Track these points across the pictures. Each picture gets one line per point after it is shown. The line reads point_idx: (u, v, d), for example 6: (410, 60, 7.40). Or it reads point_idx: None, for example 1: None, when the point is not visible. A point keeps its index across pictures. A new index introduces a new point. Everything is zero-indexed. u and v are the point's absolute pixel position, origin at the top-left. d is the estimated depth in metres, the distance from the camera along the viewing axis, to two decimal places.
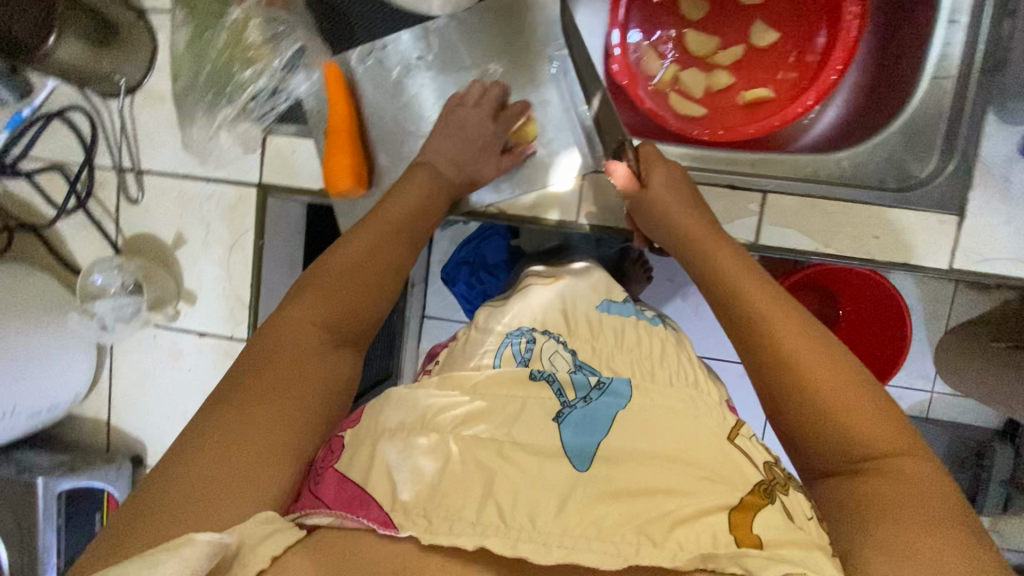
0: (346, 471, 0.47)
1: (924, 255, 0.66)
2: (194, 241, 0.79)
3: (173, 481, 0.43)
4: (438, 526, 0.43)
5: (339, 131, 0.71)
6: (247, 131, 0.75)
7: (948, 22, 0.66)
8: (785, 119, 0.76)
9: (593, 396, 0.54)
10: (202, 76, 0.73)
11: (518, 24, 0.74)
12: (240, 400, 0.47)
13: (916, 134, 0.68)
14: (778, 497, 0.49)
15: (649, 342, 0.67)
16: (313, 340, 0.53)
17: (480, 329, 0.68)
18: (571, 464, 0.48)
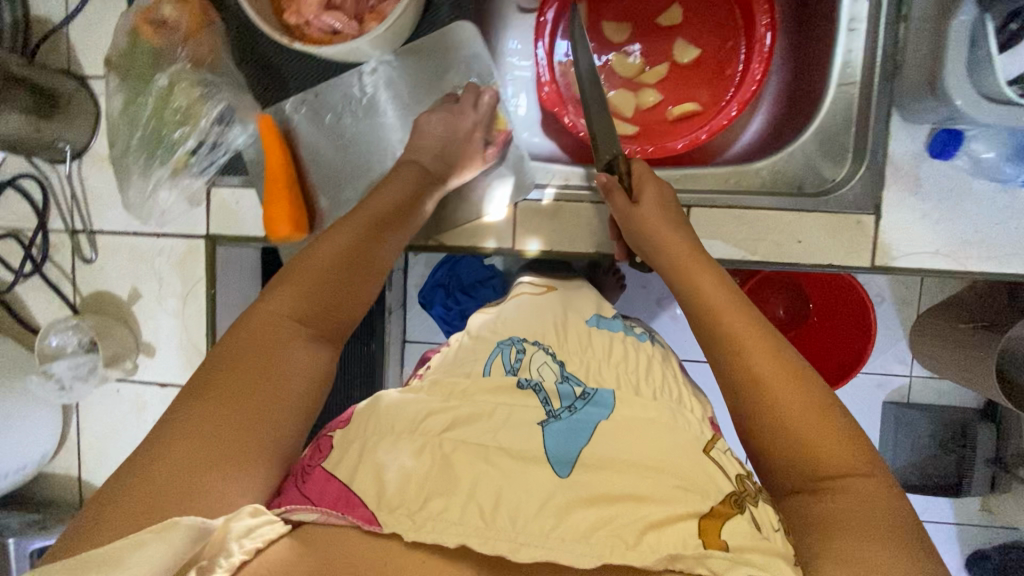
0: (333, 470, 0.50)
1: (846, 255, 0.68)
2: (149, 296, 0.81)
3: (159, 461, 0.43)
4: (421, 522, 0.45)
5: (276, 180, 0.73)
6: (190, 186, 0.77)
7: (847, 30, 0.68)
8: (712, 131, 0.77)
9: (578, 406, 0.56)
10: (134, 139, 0.74)
11: (442, 64, 0.76)
12: (210, 396, 0.47)
13: (830, 140, 0.70)
14: (748, 508, 0.50)
15: (637, 357, 0.66)
16: (287, 332, 0.52)
17: (471, 337, 0.68)
18: (552, 470, 0.49)
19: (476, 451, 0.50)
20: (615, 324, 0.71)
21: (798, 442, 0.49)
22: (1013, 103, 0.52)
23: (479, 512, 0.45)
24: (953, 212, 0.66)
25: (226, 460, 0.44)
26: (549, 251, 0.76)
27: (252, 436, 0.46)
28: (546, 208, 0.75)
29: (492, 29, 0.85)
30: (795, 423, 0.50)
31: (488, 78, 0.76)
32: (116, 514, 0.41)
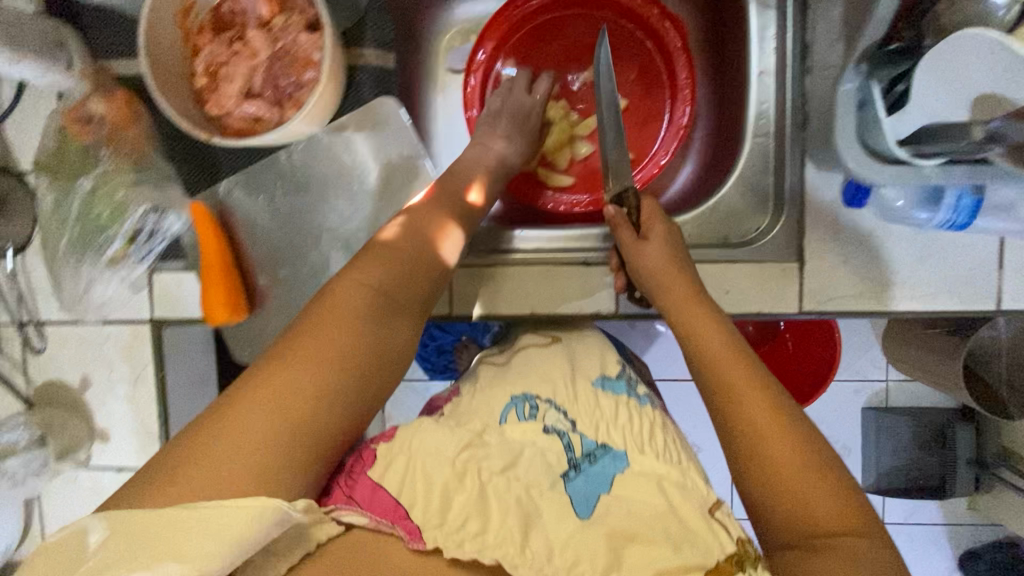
0: (379, 478, 0.55)
1: (775, 303, 0.69)
2: (100, 382, 0.82)
3: (237, 425, 0.46)
4: (450, 541, 0.51)
5: (212, 266, 0.74)
6: (132, 272, 0.78)
7: (759, 82, 0.70)
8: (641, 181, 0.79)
9: (598, 455, 0.62)
10: (74, 232, 0.76)
11: (371, 138, 0.76)
12: (299, 356, 0.51)
13: (754, 187, 0.72)
14: (749, 567, 0.53)
15: (642, 423, 0.66)
16: (360, 310, 0.55)
17: (479, 390, 0.69)
18: (574, 511, 0.56)
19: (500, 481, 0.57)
20: (620, 385, 0.70)
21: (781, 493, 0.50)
22: (907, 163, 0.52)
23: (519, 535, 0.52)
24: (873, 254, 0.67)
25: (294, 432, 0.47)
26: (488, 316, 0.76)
27: (317, 409, 0.49)
28: (481, 272, 0.75)
29: (422, 91, 0.87)
30: (783, 477, 0.51)
31: (415, 147, 0.76)
32: (206, 453, 0.45)
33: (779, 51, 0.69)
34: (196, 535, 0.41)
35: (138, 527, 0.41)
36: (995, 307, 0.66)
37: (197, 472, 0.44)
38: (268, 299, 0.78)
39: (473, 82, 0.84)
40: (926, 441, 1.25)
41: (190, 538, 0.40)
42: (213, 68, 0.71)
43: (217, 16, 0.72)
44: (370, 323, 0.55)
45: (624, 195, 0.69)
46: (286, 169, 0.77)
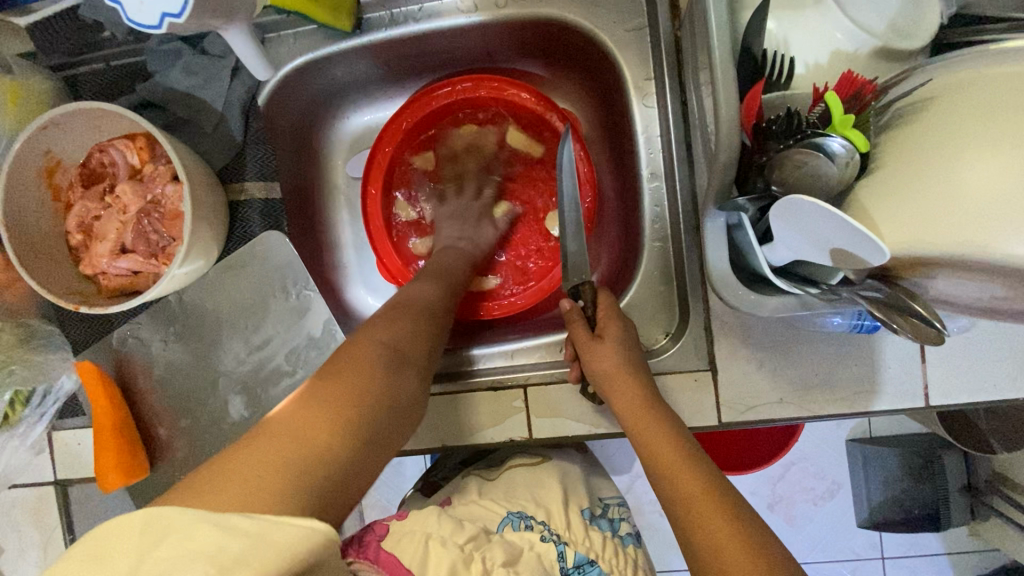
0: (394, 548, 0.59)
1: (691, 416, 0.65)
2: (12, 547, 0.79)
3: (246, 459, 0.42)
4: None
5: (102, 427, 0.70)
6: (30, 437, 0.75)
7: (650, 183, 0.67)
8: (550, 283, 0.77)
9: (587, 569, 0.64)
10: None
11: (260, 271, 0.73)
12: (314, 405, 0.47)
13: (660, 292, 0.68)
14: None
15: (620, 555, 0.68)
16: (372, 361, 0.53)
17: (477, 496, 0.72)
18: None
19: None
20: (606, 521, 0.71)
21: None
22: (788, 293, 0.49)
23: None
24: (790, 358, 0.63)
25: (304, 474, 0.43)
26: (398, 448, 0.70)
27: (333, 460, 0.45)
28: None
29: (322, 206, 0.83)
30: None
31: (307, 280, 0.73)
32: (216, 484, 0.40)
33: (665, 152, 0.66)
34: (232, 554, 0.33)
35: (153, 551, 0.33)
36: (925, 404, 0.62)
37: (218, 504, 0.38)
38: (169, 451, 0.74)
39: (374, 192, 0.80)
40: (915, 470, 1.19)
41: (218, 556, 0.32)
42: (87, 225, 0.68)
43: (87, 169, 0.69)
44: (385, 371, 0.53)
45: (580, 289, 0.66)
46: (176, 313, 0.74)
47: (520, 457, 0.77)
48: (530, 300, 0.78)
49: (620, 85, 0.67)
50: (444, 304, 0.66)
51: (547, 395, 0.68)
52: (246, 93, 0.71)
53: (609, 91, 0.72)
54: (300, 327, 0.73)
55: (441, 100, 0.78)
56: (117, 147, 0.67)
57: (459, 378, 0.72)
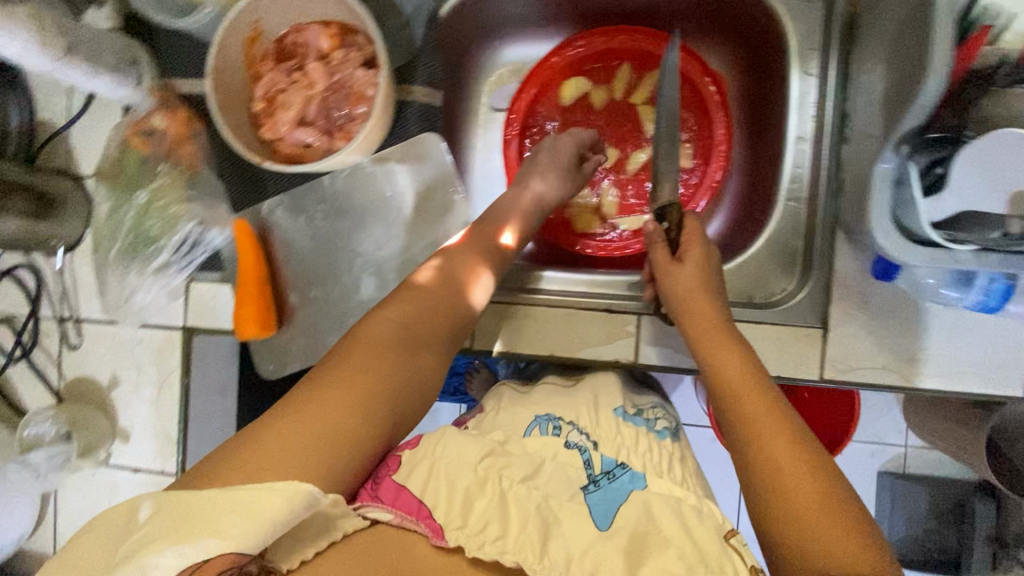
0: (402, 481, 0.59)
1: (795, 367, 0.69)
2: (127, 383, 0.84)
3: (264, 439, 0.50)
4: (474, 543, 0.56)
5: (248, 279, 0.76)
6: (171, 282, 0.82)
7: (796, 142, 0.72)
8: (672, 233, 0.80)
9: (617, 474, 0.65)
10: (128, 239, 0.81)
11: (412, 168, 0.79)
12: (333, 386, 0.55)
13: (782, 249, 0.73)
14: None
15: (660, 454, 0.69)
16: (387, 345, 0.60)
17: (506, 406, 0.74)
18: (594, 524, 0.60)
19: (523, 488, 0.61)
20: (640, 419, 0.73)
21: (772, 509, 0.51)
22: (943, 246, 0.51)
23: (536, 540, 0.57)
24: (899, 329, 0.67)
25: (329, 441, 0.52)
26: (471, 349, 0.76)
27: (342, 431, 0.53)
28: (504, 309, 0.76)
29: (462, 127, 0.89)
30: (794, 500, 0.50)
31: (455, 184, 0.79)
32: (236, 456, 0.50)
33: (817, 119, 0.71)
34: (213, 525, 0.45)
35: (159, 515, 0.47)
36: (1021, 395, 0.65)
37: (245, 476, 0.48)
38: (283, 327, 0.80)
39: (514, 120, 0.85)
40: (944, 511, 1.20)
41: (205, 528, 0.45)
42: (272, 95, 0.74)
43: (281, 46, 0.76)
44: (399, 356, 0.60)
45: (668, 209, 0.71)
46: (330, 193, 0.80)
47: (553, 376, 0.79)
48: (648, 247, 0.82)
49: (783, 49, 0.72)
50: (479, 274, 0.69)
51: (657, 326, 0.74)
52: (433, 3, 0.77)
53: (766, 57, 0.76)
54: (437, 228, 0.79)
55: (590, 46, 0.84)
56: (313, 31, 0.74)
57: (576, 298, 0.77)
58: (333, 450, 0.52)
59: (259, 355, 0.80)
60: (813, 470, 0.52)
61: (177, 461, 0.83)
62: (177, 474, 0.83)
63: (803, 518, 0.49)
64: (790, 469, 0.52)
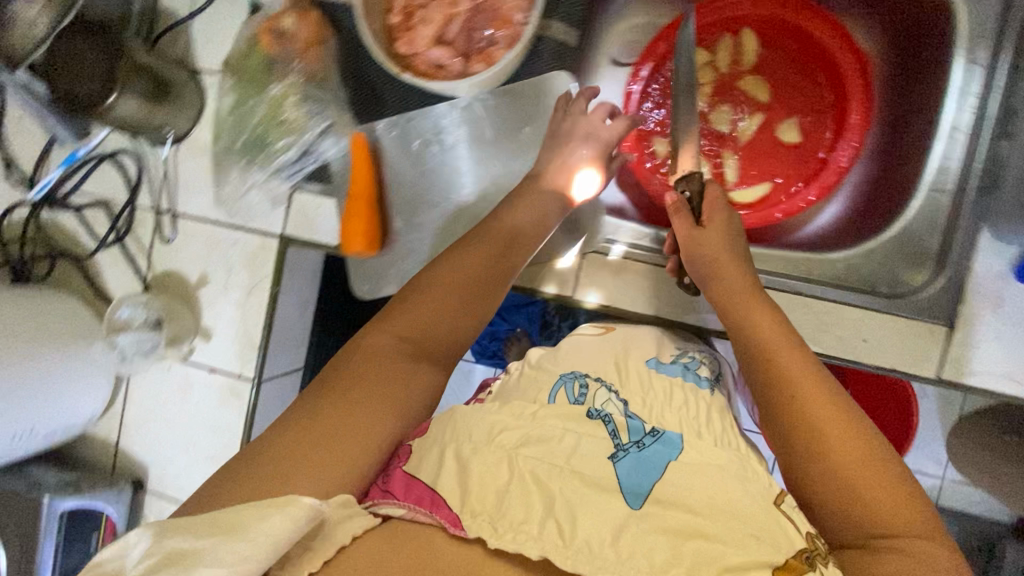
0: (413, 471, 0.49)
1: (913, 362, 0.66)
2: (216, 283, 0.84)
3: (279, 445, 0.48)
4: (503, 531, 0.44)
5: (359, 197, 0.75)
6: (276, 188, 0.80)
7: (949, 136, 0.70)
8: (788, 211, 0.75)
9: (646, 441, 0.52)
10: (241, 140, 0.79)
11: (536, 109, 0.78)
12: (354, 388, 0.53)
13: (909, 241, 0.71)
14: (820, 567, 0.45)
15: (697, 405, 0.62)
16: (393, 351, 0.57)
17: (531, 367, 0.67)
18: (624, 501, 0.46)
19: (546, 466, 0.48)
20: (676, 366, 0.67)
21: (826, 472, 0.52)
22: None
23: (558, 527, 0.44)
24: None
25: (340, 450, 0.49)
26: (562, 297, 0.77)
27: (361, 438, 0.50)
28: (614, 263, 0.76)
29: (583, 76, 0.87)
30: (845, 462, 0.51)
31: None
32: (248, 472, 0.46)
33: (977, 112, 0.69)
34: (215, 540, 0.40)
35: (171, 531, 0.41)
36: None
37: (255, 494, 0.45)
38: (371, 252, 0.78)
39: (635, 84, 0.83)
40: None
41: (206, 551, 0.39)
42: (411, 8, 0.73)
43: None
44: (405, 360, 0.57)
45: (688, 177, 0.68)
46: (449, 122, 0.78)
47: (582, 334, 0.73)
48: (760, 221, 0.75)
49: (948, 38, 0.70)
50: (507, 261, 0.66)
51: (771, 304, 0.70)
52: None
53: (918, 48, 0.74)
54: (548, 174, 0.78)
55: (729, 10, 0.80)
56: None
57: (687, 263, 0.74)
58: (347, 461, 0.49)
59: (356, 274, 0.80)
60: (861, 433, 0.53)
61: (256, 366, 0.83)
62: (253, 381, 0.83)
63: (853, 477, 0.51)
64: (838, 434, 0.53)
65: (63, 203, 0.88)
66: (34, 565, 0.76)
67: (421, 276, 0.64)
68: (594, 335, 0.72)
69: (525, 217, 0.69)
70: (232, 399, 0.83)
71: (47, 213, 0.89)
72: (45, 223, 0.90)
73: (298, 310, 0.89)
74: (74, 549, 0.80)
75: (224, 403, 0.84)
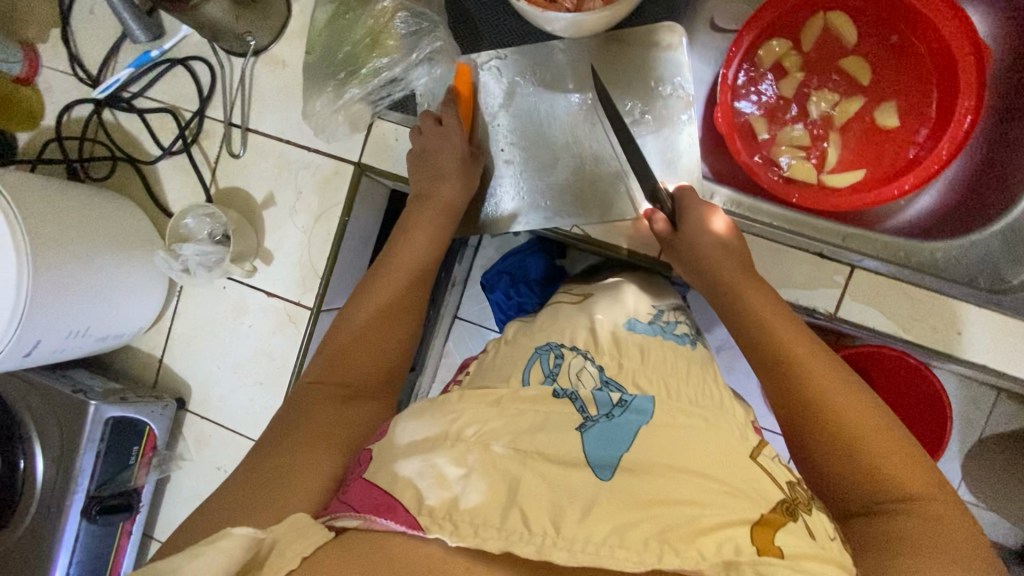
0: (372, 478, 0.46)
1: (1006, 360, 0.66)
2: (283, 206, 0.81)
3: (226, 499, 0.51)
4: (465, 529, 0.40)
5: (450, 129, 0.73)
6: (358, 113, 0.76)
7: None
8: (882, 198, 0.71)
9: (615, 413, 0.49)
10: (339, 57, 0.75)
11: (641, 57, 0.74)
12: (291, 435, 0.57)
13: (1016, 241, 0.69)
14: (801, 517, 0.44)
15: (677, 364, 0.57)
16: (322, 401, 0.60)
17: (507, 343, 0.63)
18: (593, 473, 0.44)
19: (512, 458, 0.45)
20: (654, 327, 0.62)
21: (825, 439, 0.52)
22: None
23: (522, 516, 0.41)
24: None
25: (290, 486, 0.52)
26: (634, 252, 0.75)
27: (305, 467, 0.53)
28: None
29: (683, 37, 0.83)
30: (848, 426, 0.51)
31: (680, 82, 0.73)
32: (207, 523, 0.49)
33: None
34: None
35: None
36: None
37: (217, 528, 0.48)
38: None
39: (735, 51, 0.74)
40: None
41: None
42: None
43: None
44: (342, 405, 0.60)
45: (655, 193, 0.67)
46: (541, 65, 0.75)
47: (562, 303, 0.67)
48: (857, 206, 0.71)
49: None
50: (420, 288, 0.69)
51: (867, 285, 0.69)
52: None
53: None
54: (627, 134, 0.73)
55: None
56: None
57: (781, 239, 0.71)
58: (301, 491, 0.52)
59: None
60: (861, 401, 0.53)
61: (316, 295, 0.80)
62: (313, 310, 0.81)
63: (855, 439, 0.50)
64: (838, 400, 0.53)
65: (127, 104, 0.84)
66: (73, 470, 0.74)
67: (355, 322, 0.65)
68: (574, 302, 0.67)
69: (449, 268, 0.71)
70: (289, 326, 0.81)
71: (110, 113, 0.86)
72: (106, 123, 0.86)
73: (358, 245, 0.86)
74: (114, 459, 0.78)
75: (279, 330, 0.82)
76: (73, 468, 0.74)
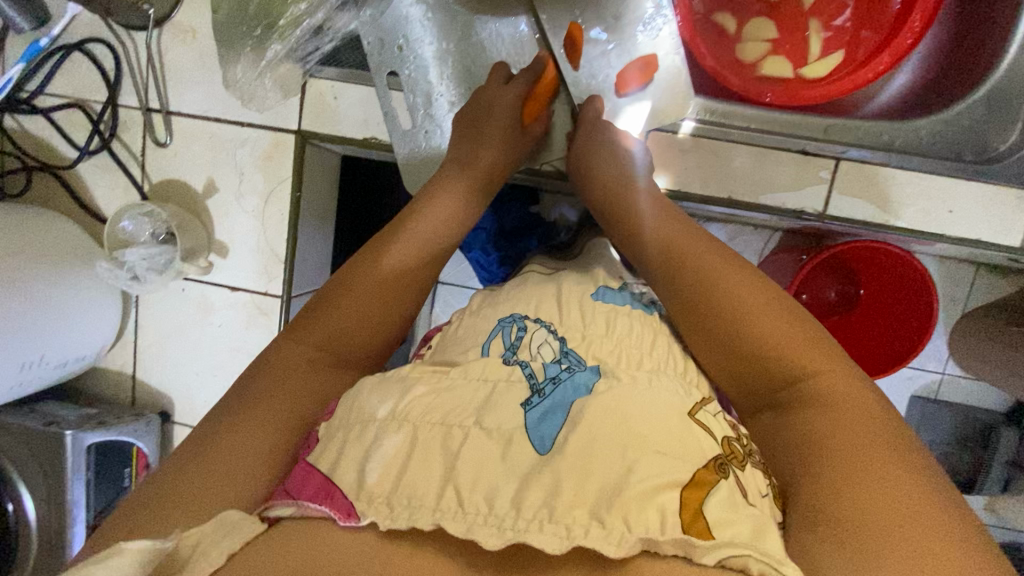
0: (315, 461, 0.42)
1: (995, 233, 0.65)
2: (227, 190, 0.74)
3: (151, 489, 0.42)
4: (399, 513, 0.37)
5: (436, 62, 0.69)
6: (289, 72, 0.70)
7: None
8: (855, 84, 0.67)
9: (562, 377, 0.46)
10: (251, 8, 0.67)
11: None
12: (252, 412, 0.47)
13: (1000, 104, 0.66)
14: (733, 472, 0.41)
15: (642, 333, 0.53)
16: (300, 364, 0.51)
17: (470, 315, 0.57)
18: (530, 446, 0.41)
19: (457, 434, 0.41)
20: (618, 294, 0.58)
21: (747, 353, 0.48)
22: None
23: (456, 494, 0.38)
24: None
25: (225, 476, 0.43)
26: None
27: (247, 454, 0.45)
28: (682, 143, 0.68)
29: None
30: (762, 335, 0.48)
31: None
32: (128, 518, 0.41)
33: None
34: None
35: None
36: None
37: (132, 529, 0.40)
38: (393, 148, 0.70)
39: None
40: None
41: None
42: None
43: None
44: (315, 374, 0.51)
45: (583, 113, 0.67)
46: None
47: (532, 273, 0.63)
48: (827, 97, 0.67)
49: None
50: (425, 229, 0.58)
51: (849, 173, 0.66)
52: None
53: None
54: (586, 49, 0.66)
55: None
56: None
57: (759, 139, 0.67)
58: (242, 482, 0.43)
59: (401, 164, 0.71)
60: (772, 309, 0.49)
61: (282, 281, 0.75)
62: (281, 298, 0.76)
63: (769, 355, 0.47)
64: (747, 312, 0.49)
65: (28, 106, 0.75)
66: (65, 503, 0.70)
67: (340, 273, 0.55)
68: (544, 271, 0.63)
69: (438, 228, 0.59)
70: (262, 317, 0.76)
71: (11, 118, 0.76)
72: (9, 130, 0.77)
73: (316, 223, 0.80)
74: (110, 486, 0.75)
75: (252, 322, 0.77)
76: (66, 500, 0.70)
